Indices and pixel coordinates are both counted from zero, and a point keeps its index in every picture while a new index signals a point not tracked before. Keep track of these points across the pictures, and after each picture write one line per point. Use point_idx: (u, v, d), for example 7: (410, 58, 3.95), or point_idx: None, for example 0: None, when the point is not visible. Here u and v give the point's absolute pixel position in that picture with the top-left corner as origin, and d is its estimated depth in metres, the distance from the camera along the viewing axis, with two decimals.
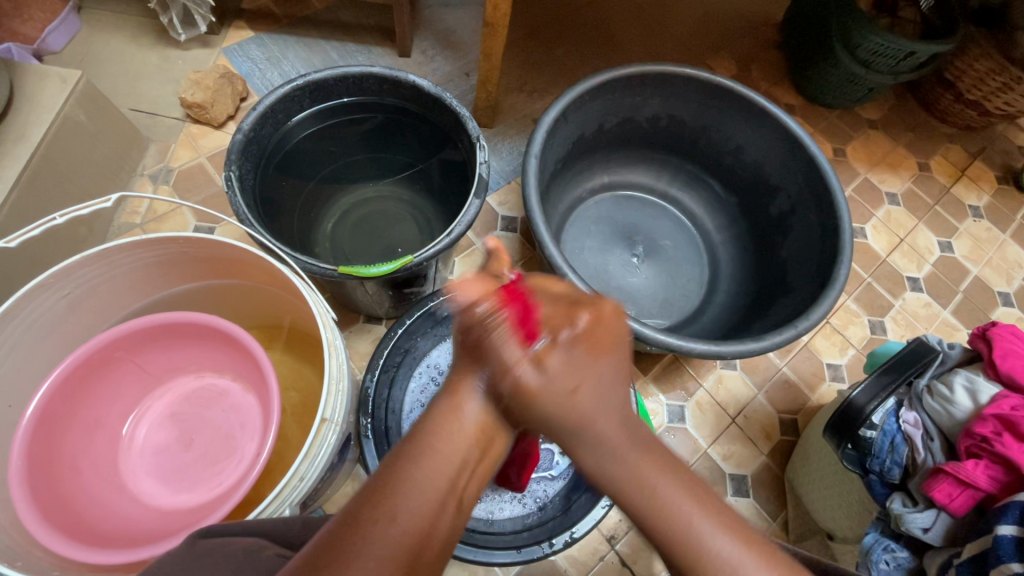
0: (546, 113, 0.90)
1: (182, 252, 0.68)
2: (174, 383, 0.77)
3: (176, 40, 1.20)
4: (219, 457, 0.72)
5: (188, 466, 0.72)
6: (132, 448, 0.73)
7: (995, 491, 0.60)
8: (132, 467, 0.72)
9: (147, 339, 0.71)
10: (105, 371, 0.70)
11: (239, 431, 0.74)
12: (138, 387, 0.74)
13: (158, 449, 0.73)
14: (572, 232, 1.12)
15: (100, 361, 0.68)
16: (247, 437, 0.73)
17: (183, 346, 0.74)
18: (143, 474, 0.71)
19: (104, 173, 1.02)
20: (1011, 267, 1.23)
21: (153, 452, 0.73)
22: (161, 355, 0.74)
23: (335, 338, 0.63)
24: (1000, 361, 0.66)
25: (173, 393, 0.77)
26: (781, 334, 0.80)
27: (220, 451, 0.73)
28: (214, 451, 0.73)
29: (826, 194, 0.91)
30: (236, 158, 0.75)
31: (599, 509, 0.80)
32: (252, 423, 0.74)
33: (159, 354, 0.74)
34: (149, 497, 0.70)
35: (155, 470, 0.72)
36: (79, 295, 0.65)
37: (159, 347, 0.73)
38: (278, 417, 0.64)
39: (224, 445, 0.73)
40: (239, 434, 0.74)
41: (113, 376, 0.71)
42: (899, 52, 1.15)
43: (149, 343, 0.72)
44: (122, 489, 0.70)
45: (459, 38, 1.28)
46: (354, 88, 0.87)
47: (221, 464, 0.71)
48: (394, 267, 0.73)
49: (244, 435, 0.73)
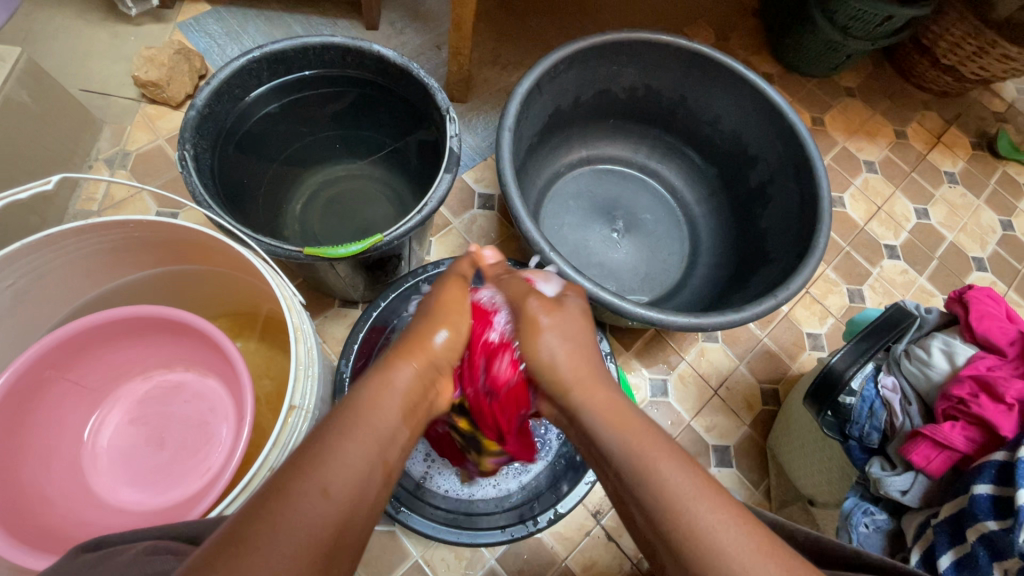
0: (520, 83, 0.86)
1: (133, 238, 0.65)
2: (121, 392, 0.73)
3: (127, 16, 1.14)
4: (196, 446, 0.70)
5: (165, 464, 0.69)
6: (98, 466, 0.69)
7: (972, 451, 0.60)
8: (105, 484, 0.68)
9: (81, 349, 0.67)
10: (41, 394, 0.65)
11: (209, 416, 0.72)
12: (82, 405, 0.70)
13: (128, 457, 0.70)
14: (551, 208, 1.10)
15: (32, 384, 0.64)
16: (221, 420, 0.71)
17: (122, 347, 0.71)
18: (121, 485, 0.68)
19: (54, 158, 0.97)
20: (986, 232, 1.24)
21: (124, 462, 0.70)
22: (99, 362, 0.70)
23: (302, 322, 0.61)
24: (976, 324, 0.66)
25: (125, 402, 0.73)
26: (761, 304, 0.79)
27: (196, 439, 0.71)
28: (189, 441, 0.71)
29: (805, 161, 0.90)
30: (190, 136, 0.71)
31: (583, 486, 0.79)
32: (222, 404, 0.72)
33: (96, 363, 0.70)
34: (136, 504, 0.67)
35: (133, 476, 0.69)
36: (25, 286, 0.61)
37: (96, 355, 0.69)
38: (249, 400, 0.62)
39: (197, 433, 0.71)
40: (210, 418, 0.72)
41: (50, 399, 0.66)
42: (877, 16, 1.13)
43: (85, 353, 0.68)
44: (104, 507, 0.66)
45: (428, 9, 1.23)
46: (315, 60, 0.82)
47: (201, 451, 0.69)
48: (363, 246, 0.69)
49: (216, 418, 0.71)
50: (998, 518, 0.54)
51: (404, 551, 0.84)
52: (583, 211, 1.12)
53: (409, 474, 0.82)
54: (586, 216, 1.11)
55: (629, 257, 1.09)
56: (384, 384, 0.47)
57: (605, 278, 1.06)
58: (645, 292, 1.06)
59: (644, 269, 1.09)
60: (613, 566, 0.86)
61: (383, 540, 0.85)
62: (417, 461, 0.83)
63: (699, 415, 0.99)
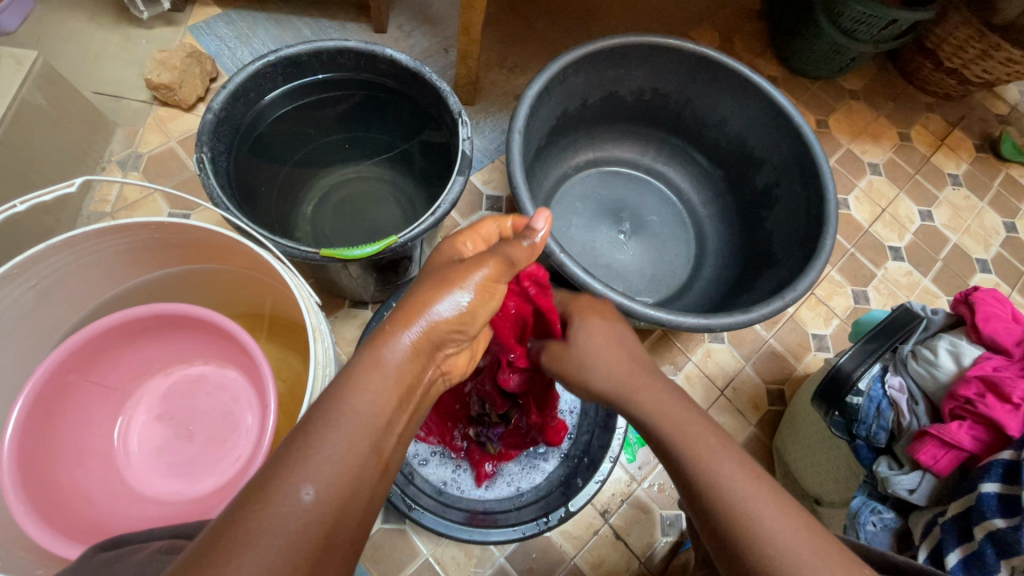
0: (529, 87, 0.87)
1: (154, 238, 0.66)
2: (144, 390, 0.74)
3: (139, 19, 1.15)
4: (225, 435, 0.71)
5: (198, 454, 0.71)
6: (131, 462, 0.70)
7: (978, 450, 0.61)
8: (142, 479, 0.70)
9: (102, 352, 0.68)
10: (66, 399, 0.66)
11: (233, 405, 0.72)
12: (107, 406, 0.71)
13: (160, 451, 0.71)
14: (559, 209, 1.11)
15: (56, 390, 0.65)
16: (245, 408, 0.72)
17: (141, 345, 0.72)
18: (157, 478, 0.70)
19: (69, 160, 0.98)
20: (989, 234, 1.25)
21: (157, 456, 0.71)
22: (120, 362, 0.71)
23: (319, 322, 0.62)
24: (982, 325, 0.67)
25: (150, 399, 0.74)
26: (768, 305, 0.80)
27: (224, 429, 0.71)
28: (218, 432, 0.71)
29: (811, 164, 0.91)
30: (207, 140, 0.72)
31: (593, 484, 0.81)
32: (244, 392, 0.72)
33: (116, 363, 0.71)
34: (174, 495, 0.68)
35: (168, 469, 0.70)
36: (48, 286, 0.63)
37: (117, 356, 0.70)
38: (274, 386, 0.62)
39: (224, 422, 0.72)
40: (235, 408, 0.72)
41: (75, 403, 0.67)
42: (882, 19, 1.14)
43: (104, 354, 0.69)
44: (145, 500, 0.68)
45: (436, 13, 1.24)
46: (328, 63, 0.83)
47: (230, 439, 0.70)
48: (377, 248, 0.70)
49: (240, 407, 0.72)
50: (1005, 516, 0.55)
51: (414, 549, 0.85)
52: (590, 212, 1.13)
53: (427, 478, 0.84)
54: (593, 218, 1.12)
55: (636, 259, 1.10)
56: (377, 365, 0.42)
57: (612, 279, 1.07)
58: (653, 293, 1.07)
59: (651, 270, 1.10)
60: (621, 564, 0.87)
61: (393, 538, 0.85)
62: (436, 466, 0.85)
63: None
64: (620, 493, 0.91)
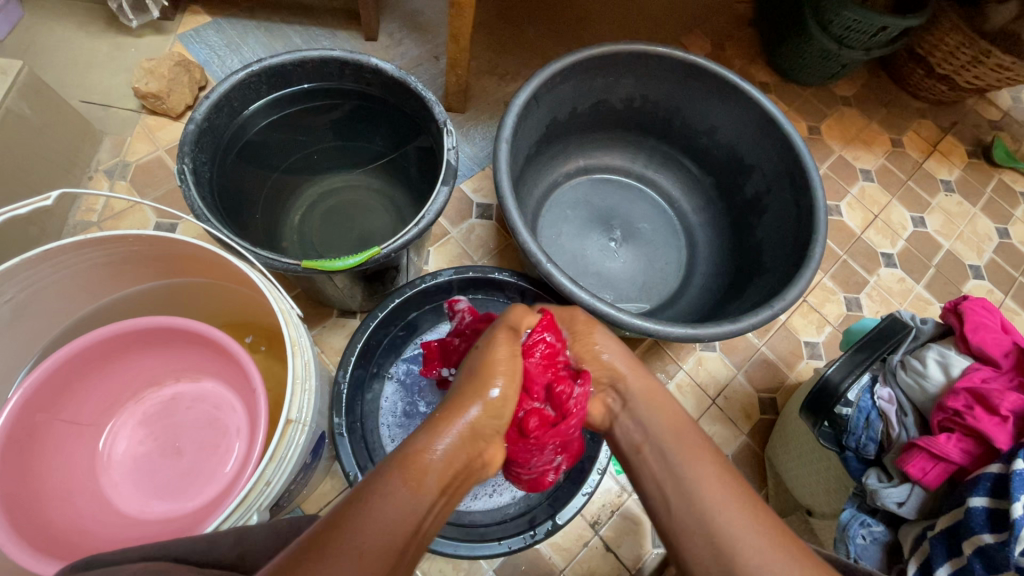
0: (516, 95, 0.87)
1: (130, 251, 0.65)
2: (116, 422, 0.73)
3: (128, 27, 1.14)
4: (213, 443, 0.71)
5: (189, 469, 0.70)
6: (122, 491, 0.69)
7: (967, 463, 0.60)
8: (139, 504, 0.69)
9: (66, 386, 0.67)
10: (38, 440, 0.65)
11: (216, 413, 0.73)
12: (83, 443, 0.70)
13: (152, 475, 0.71)
14: (549, 217, 1.11)
15: (25, 432, 0.63)
16: (228, 410, 0.73)
17: (110, 371, 0.71)
18: (153, 500, 0.69)
19: (55, 169, 0.97)
20: (983, 240, 1.25)
21: (149, 480, 0.70)
22: (87, 397, 0.70)
23: (299, 336, 0.61)
24: (971, 335, 0.67)
25: (124, 430, 0.73)
26: (757, 315, 0.79)
27: (212, 437, 0.72)
28: (206, 441, 0.72)
29: (800, 172, 0.91)
30: (189, 150, 0.72)
31: (580, 496, 0.78)
32: (225, 398, 0.73)
33: (85, 398, 0.70)
34: (175, 512, 0.67)
35: (162, 489, 0.70)
36: (23, 300, 0.62)
37: (84, 389, 0.69)
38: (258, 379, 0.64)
39: (211, 430, 0.72)
40: (219, 414, 0.73)
41: (48, 443, 0.66)
42: (871, 26, 1.14)
43: (71, 386, 0.68)
44: (148, 523, 0.67)
45: (427, 20, 1.24)
46: (313, 73, 0.83)
47: (221, 445, 0.71)
48: (360, 259, 0.69)
49: (223, 412, 0.73)
50: (993, 531, 0.54)
51: None
52: (580, 220, 1.12)
53: None
54: (583, 226, 1.12)
55: (626, 267, 1.10)
56: None
57: (602, 287, 1.06)
58: (644, 301, 1.06)
59: (642, 278, 1.09)
60: None
61: None
62: None
63: (697, 424, 0.99)
64: (611, 504, 0.90)
